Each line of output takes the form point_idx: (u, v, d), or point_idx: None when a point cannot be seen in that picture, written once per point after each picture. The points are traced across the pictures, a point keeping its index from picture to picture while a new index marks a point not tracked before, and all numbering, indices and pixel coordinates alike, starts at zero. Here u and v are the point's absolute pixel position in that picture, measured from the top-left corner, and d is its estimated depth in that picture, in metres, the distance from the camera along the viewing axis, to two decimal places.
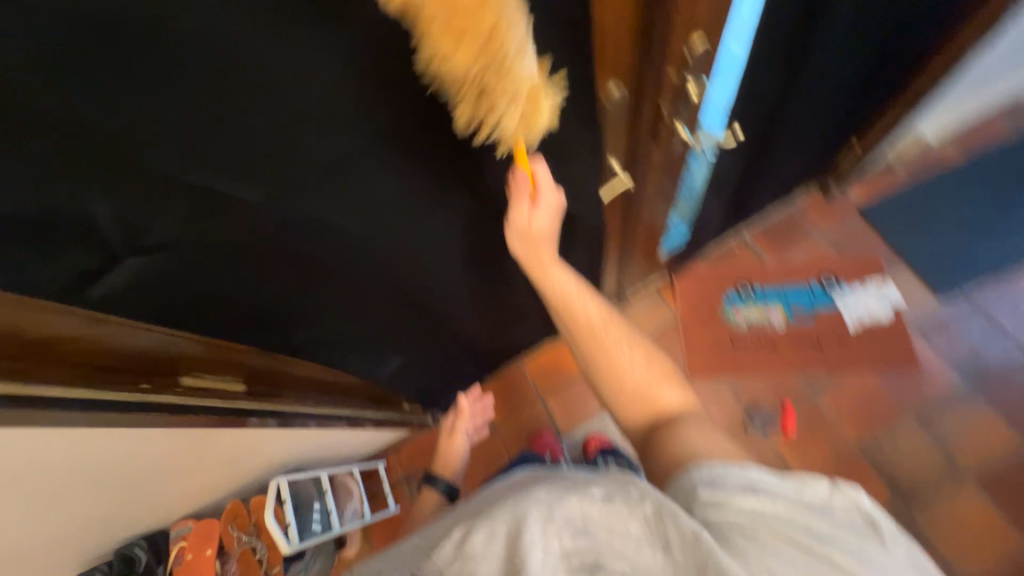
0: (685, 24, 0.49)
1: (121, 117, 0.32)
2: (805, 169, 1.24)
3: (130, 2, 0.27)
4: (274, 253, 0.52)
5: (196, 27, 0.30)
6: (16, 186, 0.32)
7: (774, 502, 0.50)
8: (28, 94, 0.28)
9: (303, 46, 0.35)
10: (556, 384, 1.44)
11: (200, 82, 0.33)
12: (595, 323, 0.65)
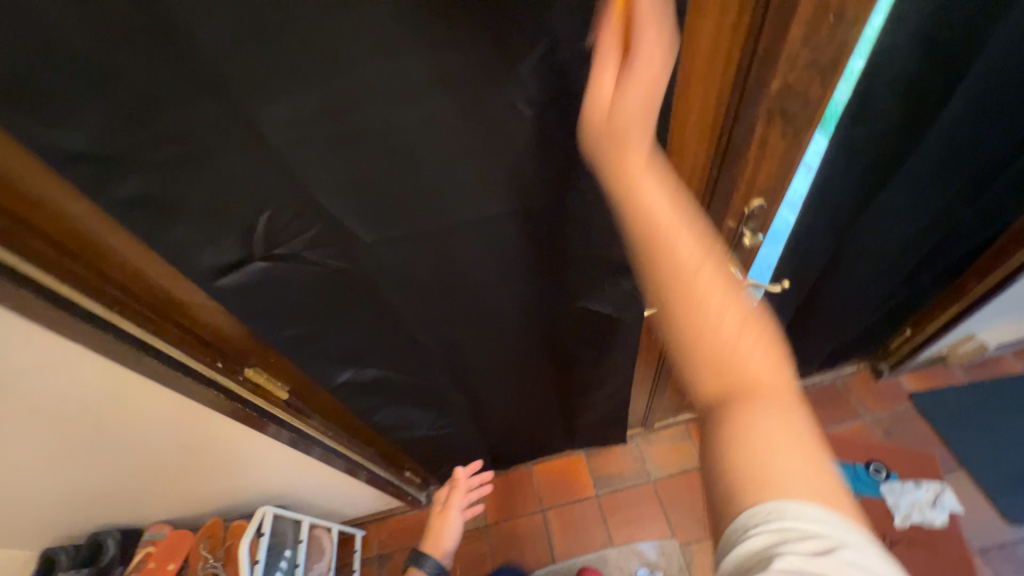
0: (745, 186, 0.60)
1: (314, 155, 0.45)
2: (855, 341, 1.24)
3: (357, 89, 0.41)
4: (364, 282, 0.61)
5: (388, 111, 0.44)
6: (227, 181, 0.44)
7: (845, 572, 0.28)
8: (269, 128, 0.41)
9: (451, 137, 0.48)
10: (562, 498, 1.36)
11: (374, 144, 0.46)
12: (682, 257, 0.38)
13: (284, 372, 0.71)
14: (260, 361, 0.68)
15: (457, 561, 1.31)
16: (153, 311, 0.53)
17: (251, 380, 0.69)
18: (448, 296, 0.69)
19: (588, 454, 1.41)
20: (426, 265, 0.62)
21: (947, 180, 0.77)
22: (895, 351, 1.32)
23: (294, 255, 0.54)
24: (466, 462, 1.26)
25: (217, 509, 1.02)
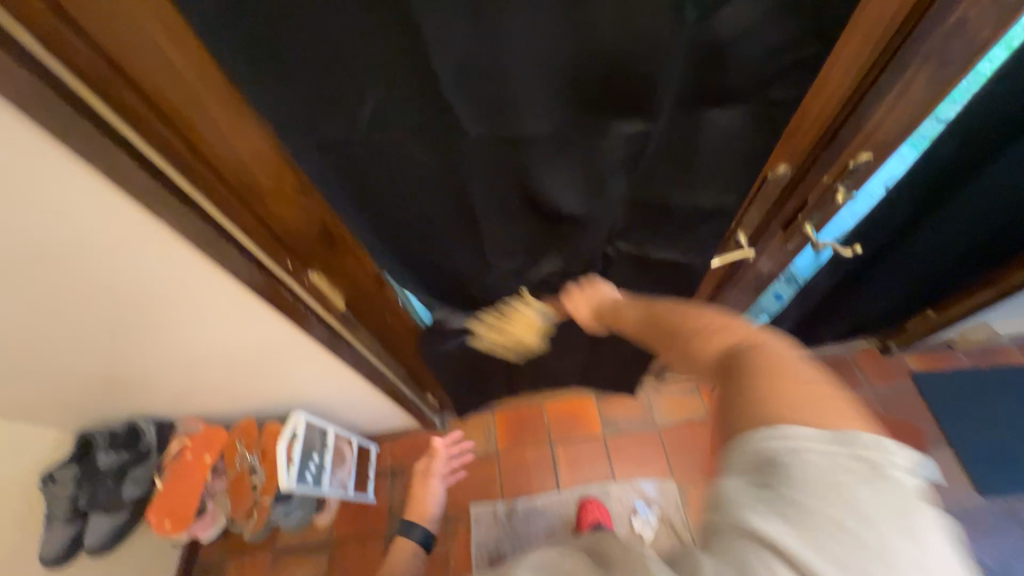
0: (863, 135, 0.56)
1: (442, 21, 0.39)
2: (879, 321, 1.26)
3: None
4: (446, 186, 0.58)
5: None
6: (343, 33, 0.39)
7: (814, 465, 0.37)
8: None
9: (589, 27, 0.43)
10: (570, 434, 1.42)
11: (509, 19, 0.41)
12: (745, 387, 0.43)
13: (344, 279, 0.71)
14: (323, 267, 0.67)
15: (465, 481, 1.37)
16: (234, 192, 0.51)
17: (311, 285, 0.68)
18: (523, 223, 0.67)
19: (598, 398, 1.46)
20: (516, 182, 0.59)
21: None
22: (910, 330, 1.35)
23: (389, 146, 0.50)
24: (484, 393, 1.30)
25: (250, 410, 1.03)
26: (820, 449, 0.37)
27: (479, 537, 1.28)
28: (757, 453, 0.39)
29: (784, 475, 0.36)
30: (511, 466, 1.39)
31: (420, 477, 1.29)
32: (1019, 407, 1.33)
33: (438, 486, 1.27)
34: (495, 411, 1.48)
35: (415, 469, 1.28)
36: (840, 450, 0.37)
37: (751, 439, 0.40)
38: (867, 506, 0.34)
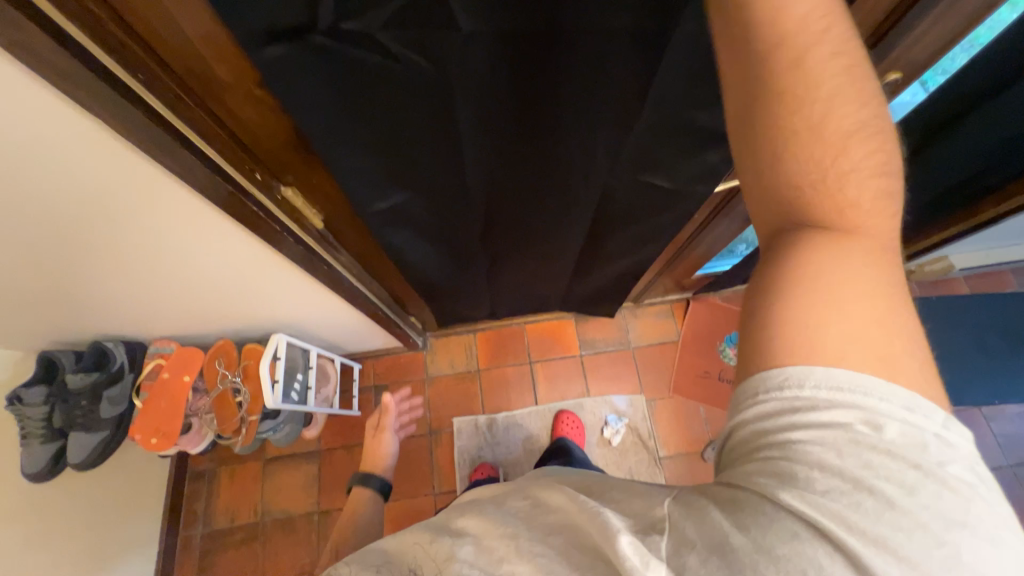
0: (898, 50, 0.51)
1: None
2: None
3: None
4: (437, 98, 0.50)
5: None
6: None
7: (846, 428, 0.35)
8: None
9: None
10: (549, 354, 1.47)
11: None
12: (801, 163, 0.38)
13: (321, 197, 0.64)
14: (296, 181, 0.60)
15: (448, 397, 1.43)
16: (183, 82, 0.43)
17: (285, 200, 0.62)
18: (522, 145, 0.60)
19: (578, 320, 1.50)
20: (518, 90, 0.51)
21: None
22: None
23: (364, 41, 0.41)
24: (467, 315, 1.30)
25: (225, 331, 1.00)
26: (856, 411, 0.35)
27: (461, 445, 1.37)
28: (777, 402, 0.36)
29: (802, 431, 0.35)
30: (492, 383, 1.45)
31: (371, 432, 1.25)
32: (955, 333, 1.46)
33: (391, 440, 1.22)
34: (476, 332, 1.50)
35: (367, 421, 1.25)
36: (889, 420, 0.34)
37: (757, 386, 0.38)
38: (906, 474, 0.33)
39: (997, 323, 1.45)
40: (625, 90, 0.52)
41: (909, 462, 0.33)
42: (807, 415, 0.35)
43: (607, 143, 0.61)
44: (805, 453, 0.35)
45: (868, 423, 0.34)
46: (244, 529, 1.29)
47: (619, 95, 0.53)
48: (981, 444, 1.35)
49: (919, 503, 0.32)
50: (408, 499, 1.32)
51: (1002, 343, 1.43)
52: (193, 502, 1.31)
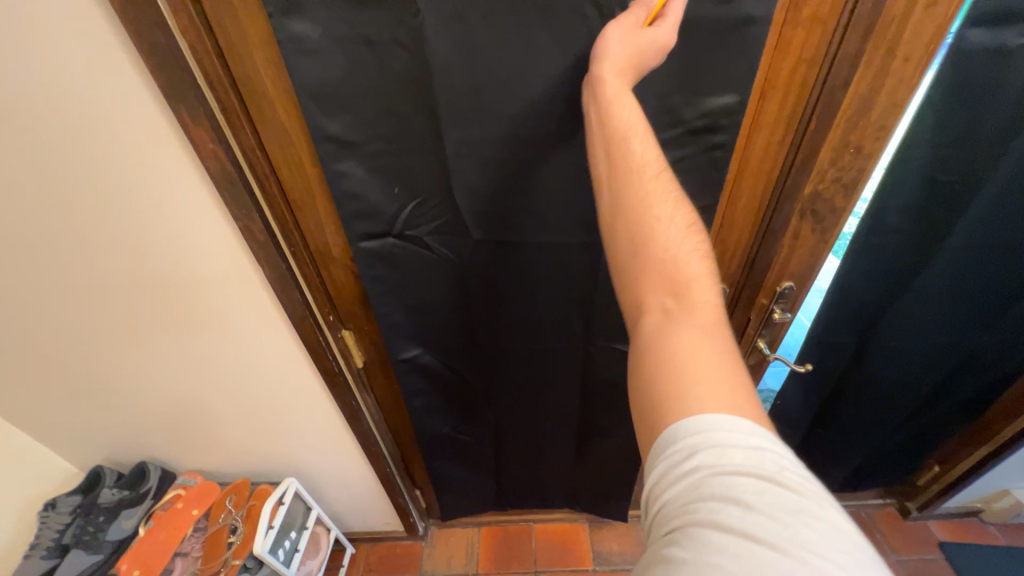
0: (778, 269, 0.73)
1: (458, 171, 0.64)
2: (881, 471, 1.23)
3: (505, 139, 0.62)
4: (455, 277, 0.77)
5: (516, 158, 0.63)
6: (397, 180, 0.65)
7: (738, 456, 0.38)
8: (440, 153, 0.63)
9: (554, 188, 0.66)
10: (558, 566, 1.31)
11: (503, 172, 0.65)
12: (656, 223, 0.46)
13: (367, 338, 0.86)
14: (353, 328, 0.84)
15: None
16: (308, 256, 0.72)
17: (343, 342, 0.85)
18: (513, 316, 0.83)
19: (591, 526, 1.39)
20: (514, 274, 0.77)
21: (958, 320, 0.84)
22: (923, 489, 1.27)
23: (415, 240, 0.71)
24: (470, 499, 1.27)
25: (248, 471, 1.08)
26: (733, 452, 0.38)
27: None
28: (691, 442, 0.39)
29: (711, 472, 0.38)
30: None
31: None
32: None
33: None
34: (481, 527, 1.41)
35: None
36: (752, 457, 0.38)
37: (683, 439, 0.39)
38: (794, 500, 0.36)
39: None
40: (584, 273, 0.76)
41: (800, 508, 0.35)
42: (701, 475, 0.38)
43: (576, 313, 0.82)
44: (720, 485, 0.37)
45: (752, 482, 0.37)
46: None
47: (578, 277, 0.77)
48: None
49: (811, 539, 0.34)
50: None
51: None
52: None
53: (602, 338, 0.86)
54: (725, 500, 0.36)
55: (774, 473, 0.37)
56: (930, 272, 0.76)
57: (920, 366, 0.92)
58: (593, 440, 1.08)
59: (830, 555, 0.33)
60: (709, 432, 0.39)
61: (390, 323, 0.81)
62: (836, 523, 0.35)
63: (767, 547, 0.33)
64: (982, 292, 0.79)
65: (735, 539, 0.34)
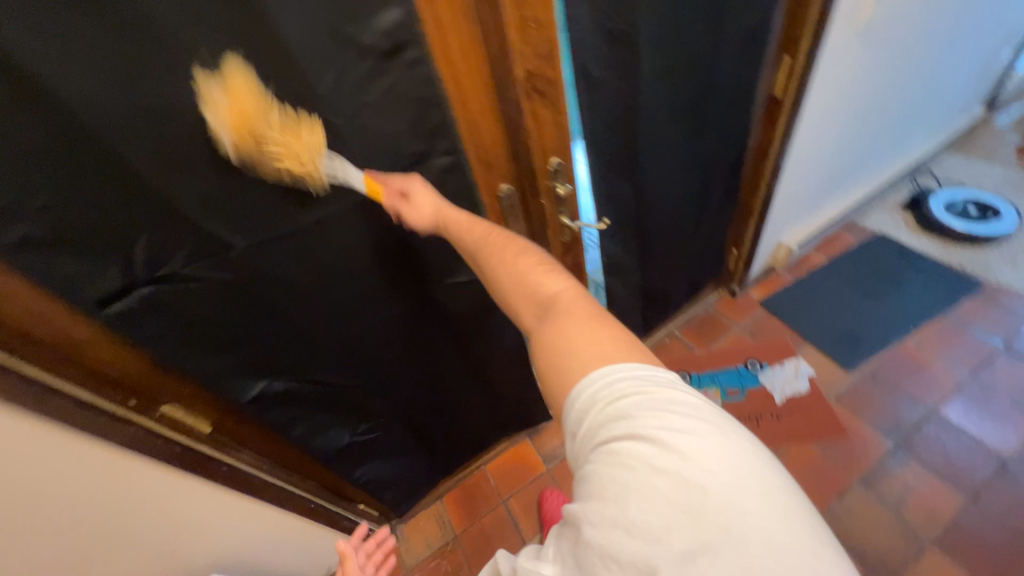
0: (538, 150, 0.83)
1: (168, 186, 0.57)
2: (704, 271, 1.53)
3: (198, 129, 0.55)
4: (251, 294, 0.71)
5: (227, 146, 0.58)
6: (96, 224, 0.55)
7: (625, 390, 0.49)
8: (131, 175, 0.54)
9: None
10: (519, 486, 1.44)
11: (222, 167, 0.59)
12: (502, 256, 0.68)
13: (197, 401, 0.77)
14: (174, 399, 0.74)
15: None
16: (49, 356, 0.60)
17: (167, 416, 0.74)
18: (339, 299, 0.81)
19: (531, 437, 1.52)
20: (312, 260, 0.74)
21: (686, 131, 1.03)
22: (735, 271, 1.62)
23: (173, 277, 0.63)
24: (415, 479, 1.29)
25: None
26: (620, 386, 0.49)
27: None
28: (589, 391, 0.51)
29: (604, 404, 0.49)
30: (474, 543, 1.36)
31: None
32: (839, 296, 1.62)
33: None
34: (443, 496, 1.45)
35: None
36: (636, 385, 0.49)
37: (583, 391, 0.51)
38: (670, 406, 0.47)
39: (862, 274, 1.66)
40: (375, 227, 0.77)
41: (672, 410, 0.46)
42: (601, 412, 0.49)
43: (395, 268, 0.83)
44: (614, 413, 0.48)
45: (638, 403, 0.47)
46: None
47: (374, 232, 0.77)
48: (930, 381, 1.37)
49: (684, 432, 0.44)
50: None
51: (875, 290, 1.61)
52: None
53: (432, 278, 0.89)
54: (617, 422, 0.47)
55: (657, 389, 0.48)
56: (647, 101, 0.91)
57: (683, 178, 1.13)
58: (486, 367, 1.15)
59: (694, 440, 0.44)
60: (600, 380, 0.51)
61: (210, 371, 0.73)
62: (706, 414, 0.47)
63: (651, 446, 0.44)
64: (687, 102, 0.98)
65: (629, 446, 0.45)
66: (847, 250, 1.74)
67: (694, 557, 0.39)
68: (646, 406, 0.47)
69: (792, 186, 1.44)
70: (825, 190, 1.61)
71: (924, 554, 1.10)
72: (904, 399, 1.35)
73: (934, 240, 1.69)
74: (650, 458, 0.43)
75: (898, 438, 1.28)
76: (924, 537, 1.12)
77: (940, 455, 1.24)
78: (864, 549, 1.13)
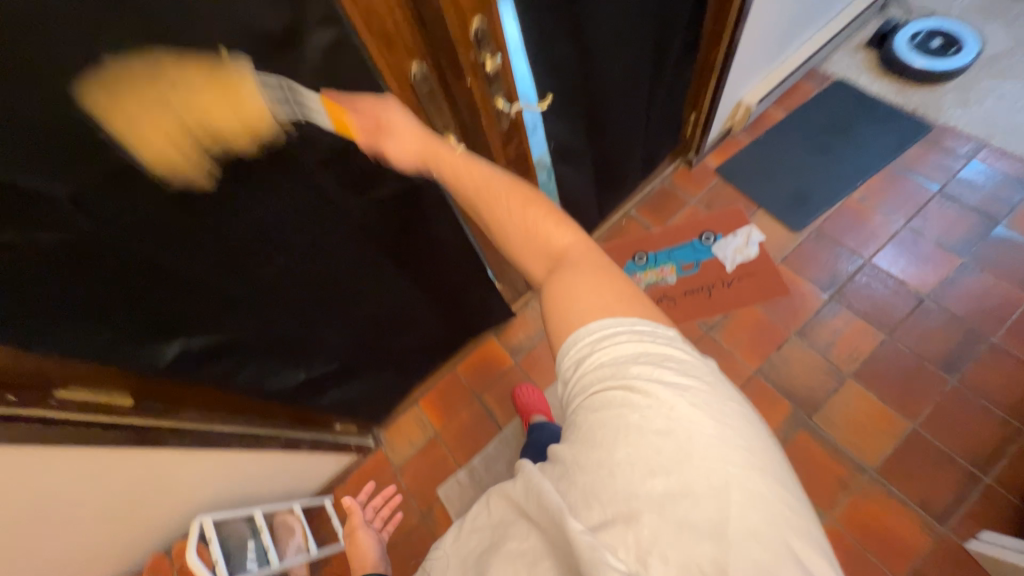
0: (453, 10, 0.64)
1: None
2: (660, 143, 1.42)
3: None
4: (100, 251, 0.55)
5: None
6: None
7: (623, 348, 0.58)
8: None
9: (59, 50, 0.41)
10: (490, 380, 1.50)
11: None
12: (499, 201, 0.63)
13: (101, 377, 0.67)
14: (69, 379, 0.64)
15: (420, 473, 1.41)
16: None
17: (77, 399, 0.66)
18: (227, 238, 0.66)
19: (497, 335, 1.54)
20: (164, 196, 0.56)
21: None
22: (692, 140, 1.52)
23: None
24: (386, 393, 1.31)
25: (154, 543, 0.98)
26: (618, 347, 0.58)
27: (456, 508, 1.34)
28: (589, 344, 0.59)
29: (602, 360, 0.58)
30: (454, 435, 1.45)
31: None
32: (794, 154, 1.58)
33: None
34: (419, 400, 1.51)
35: None
36: (632, 342, 0.58)
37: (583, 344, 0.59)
38: (659, 363, 0.56)
39: (818, 128, 1.59)
40: (241, 146, 0.56)
41: (659, 367, 0.56)
42: (602, 367, 0.57)
43: (286, 190, 0.66)
44: (613, 371, 0.56)
45: (633, 361, 0.56)
46: None
47: (240, 151, 0.57)
48: (869, 232, 1.42)
49: (671, 386, 0.54)
50: None
51: (830, 143, 1.56)
52: None
53: (347, 188, 0.74)
54: (615, 378, 0.56)
55: (648, 350, 0.57)
56: None
57: (636, 31, 0.94)
58: (436, 281, 1.09)
59: (677, 393, 0.54)
60: (599, 339, 0.58)
61: (93, 345, 0.61)
62: (688, 369, 0.57)
63: (643, 398, 0.53)
64: None
65: (625, 397, 0.54)
66: (806, 102, 1.64)
67: (676, 481, 0.50)
68: (641, 360, 0.56)
69: (756, 29, 1.27)
70: (789, 32, 1.44)
71: (845, 385, 1.26)
72: (842, 252, 1.41)
73: (893, 82, 1.60)
74: (643, 410, 0.53)
75: (833, 289, 1.38)
76: (846, 372, 1.27)
77: (869, 299, 1.34)
78: (795, 388, 1.29)
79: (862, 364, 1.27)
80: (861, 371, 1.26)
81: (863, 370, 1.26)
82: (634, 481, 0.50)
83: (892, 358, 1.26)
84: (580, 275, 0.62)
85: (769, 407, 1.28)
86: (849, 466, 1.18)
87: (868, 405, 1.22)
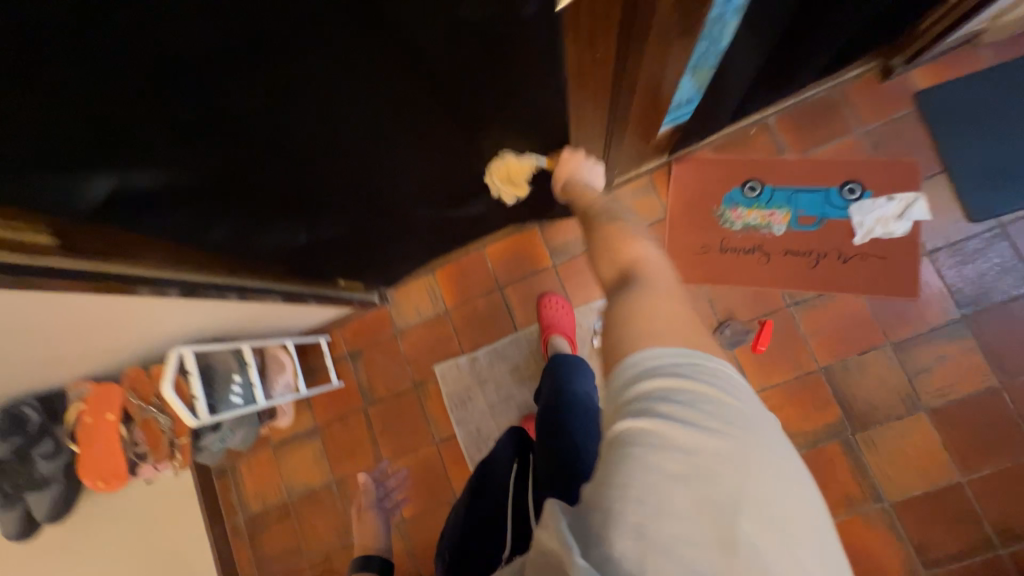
0: None
1: None
2: (878, 31, 0.93)
3: None
4: None
5: None
6: None
7: (674, 374, 0.49)
8: None
9: None
10: (519, 274, 1.30)
11: None
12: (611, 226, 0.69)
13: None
14: None
15: (421, 345, 1.33)
16: None
17: None
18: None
19: (543, 227, 1.29)
20: None
21: None
22: (922, 34, 1.02)
23: None
24: (403, 261, 1.12)
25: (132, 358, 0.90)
26: (669, 371, 0.50)
27: (449, 389, 1.29)
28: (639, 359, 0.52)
29: (646, 379, 0.50)
30: (464, 319, 1.32)
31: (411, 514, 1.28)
32: None
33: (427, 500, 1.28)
34: (436, 271, 1.34)
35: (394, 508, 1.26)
36: (684, 370, 0.50)
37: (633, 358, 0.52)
38: (714, 400, 0.48)
39: None
40: None
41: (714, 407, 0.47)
42: (644, 387, 0.50)
43: None
44: (658, 398, 0.48)
45: (684, 390, 0.48)
46: (275, 509, 1.37)
47: None
48: None
49: (721, 430, 0.46)
50: (410, 451, 1.30)
51: None
52: (228, 492, 1.41)
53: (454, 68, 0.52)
54: (660, 402, 0.48)
55: (704, 384, 0.49)
56: None
57: None
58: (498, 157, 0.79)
59: (730, 439, 0.45)
60: (651, 361, 0.51)
61: None
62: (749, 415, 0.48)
63: (686, 434, 0.45)
64: None
65: (666, 427, 0.46)
66: None
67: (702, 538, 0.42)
68: (691, 393, 0.48)
69: None
70: None
71: (914, 415, 1.08)
72: (1013, 265, 1.07)
73: None
74: (682, 446, 0.45)
75: (971, 306, 1.08)
76: (924, 402, 1.08)
77: (1007, 333, 1.06)
78: (856, 399, 1.11)
79: (948, 401, 1.07)
80: (942, 407, 1.07)
81: (945, 407, 1.07)
82: (648, 520, 0.42)
83: (987, 406, 1.06)
84: (664, 300, 0.58)
85: (816, 407, 1.13)
86: (868, 491, 1.09)
87: (927, 443, 1.07)
